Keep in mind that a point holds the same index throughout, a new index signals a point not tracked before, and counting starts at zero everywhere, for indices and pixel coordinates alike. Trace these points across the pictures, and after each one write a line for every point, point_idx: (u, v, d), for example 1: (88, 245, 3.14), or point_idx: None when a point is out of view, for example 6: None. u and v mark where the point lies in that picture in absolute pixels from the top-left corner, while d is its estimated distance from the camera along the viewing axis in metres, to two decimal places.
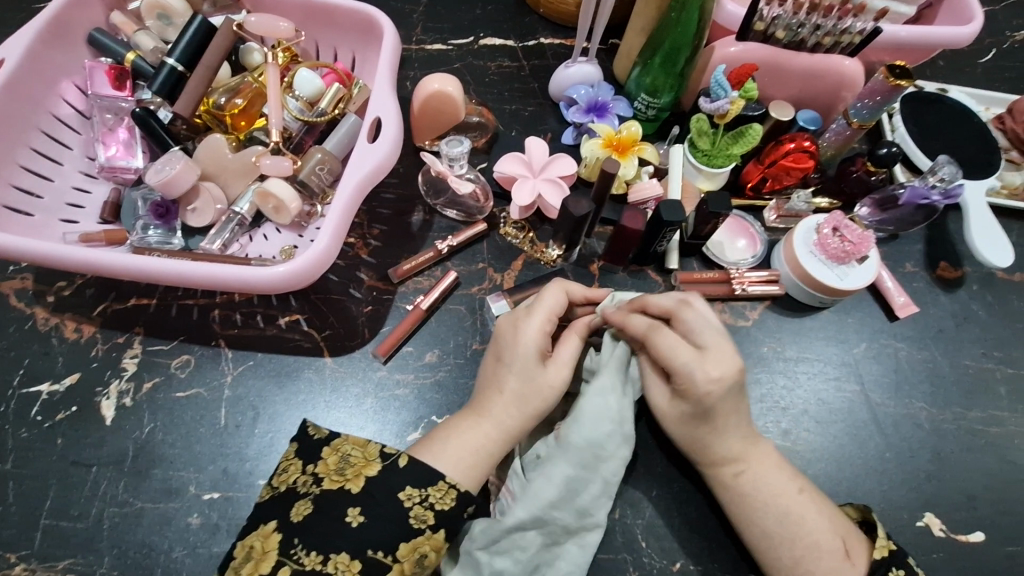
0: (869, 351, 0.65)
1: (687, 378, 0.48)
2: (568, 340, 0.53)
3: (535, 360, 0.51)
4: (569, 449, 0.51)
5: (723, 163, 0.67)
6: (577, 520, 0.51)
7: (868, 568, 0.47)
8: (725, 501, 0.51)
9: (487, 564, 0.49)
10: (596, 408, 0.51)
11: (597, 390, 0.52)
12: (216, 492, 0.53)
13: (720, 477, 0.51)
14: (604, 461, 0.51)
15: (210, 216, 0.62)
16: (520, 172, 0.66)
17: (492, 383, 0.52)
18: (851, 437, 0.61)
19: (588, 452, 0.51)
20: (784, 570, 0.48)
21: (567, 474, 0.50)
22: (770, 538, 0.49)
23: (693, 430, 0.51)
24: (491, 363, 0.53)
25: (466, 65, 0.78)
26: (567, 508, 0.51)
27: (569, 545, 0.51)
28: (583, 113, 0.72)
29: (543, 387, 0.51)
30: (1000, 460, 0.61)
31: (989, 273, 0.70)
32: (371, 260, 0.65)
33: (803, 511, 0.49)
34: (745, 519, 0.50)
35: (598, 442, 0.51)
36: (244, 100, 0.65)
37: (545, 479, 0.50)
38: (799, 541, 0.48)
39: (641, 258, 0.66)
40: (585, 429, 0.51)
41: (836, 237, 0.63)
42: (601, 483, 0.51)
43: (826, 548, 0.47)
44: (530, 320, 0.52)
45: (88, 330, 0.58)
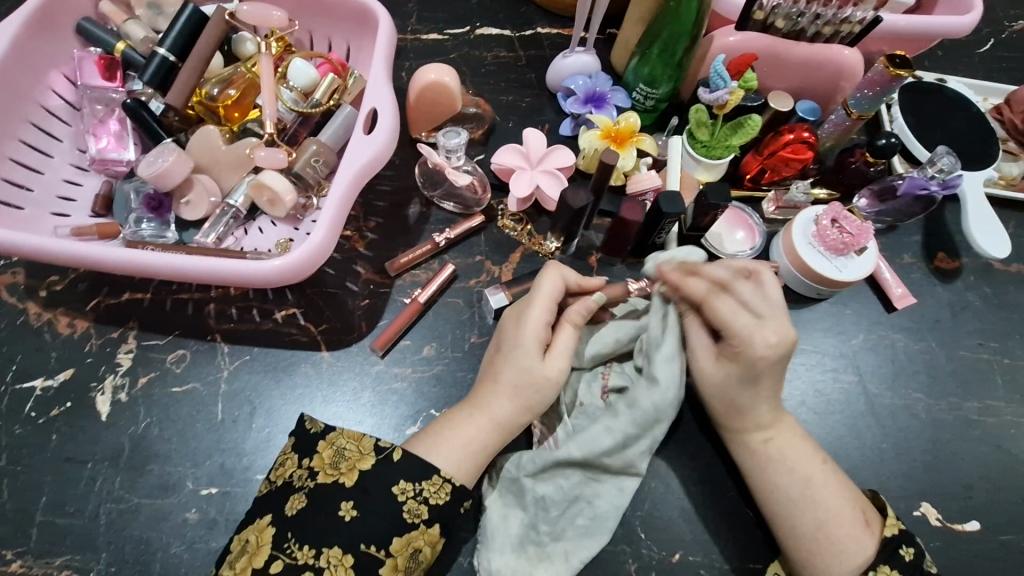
0: (866, 342, 0.65)
1: (743, 340, 0.50)
2: (561, 331, 0.53)
3: (533, 350, 0.51)
4: (636, 413, 0.51)
5: (722, 154, 0.67)
6: (588, 488, 0.52)
7: (879, 543, 0.47)
8: (750, 466, 0.52)
9: (530, 490, 0.51)
10: (670, 372, 0.51)
11: (664, 357, 0.52)
12: (214, 487, 0.52)
13: (749, 441, 0.52)
14: (659, 423, 0.52)
15: (205, 209, 0.61)
16: (517, 163, 0.66)
17: (491, 371, 0.53)
18: (849, 427, 0.61)
19: (653, 417, 0.51)
20: (805, 538, 0.48)
21: (600, 437, 0.51)
22: (794, 505, 0.49)
23: (741, 386, 0.51)
24: (494, 355, 0.54)
25: (462, 55, 0.78)
26: (617, 457, 0.52)
27: (608, 486, 0.53)
28: (581, 104, 0.71)
29: (540, 380, 0.50)
30: (996, 450, 0.61)
31: (987, 263, 0.70)
32: (368, 253, 0.64)
33: (817, 484, 0.49)
34: (768, 484, 0.50)
35: (661, 408, 0.51)
36: (236, 91, 0.64)
37: (605, 430, 0.52)
38: (818, 508, 0.48)
39: (640, 249, 0.66)
40: (654, 394, 0.51)
41: (835, 228, 0.63)
42: (650, 440, 0.52)
43: (845, 518, 0.48)
44: (530, 311, 0.52)
45: (81, 326, 0.57)
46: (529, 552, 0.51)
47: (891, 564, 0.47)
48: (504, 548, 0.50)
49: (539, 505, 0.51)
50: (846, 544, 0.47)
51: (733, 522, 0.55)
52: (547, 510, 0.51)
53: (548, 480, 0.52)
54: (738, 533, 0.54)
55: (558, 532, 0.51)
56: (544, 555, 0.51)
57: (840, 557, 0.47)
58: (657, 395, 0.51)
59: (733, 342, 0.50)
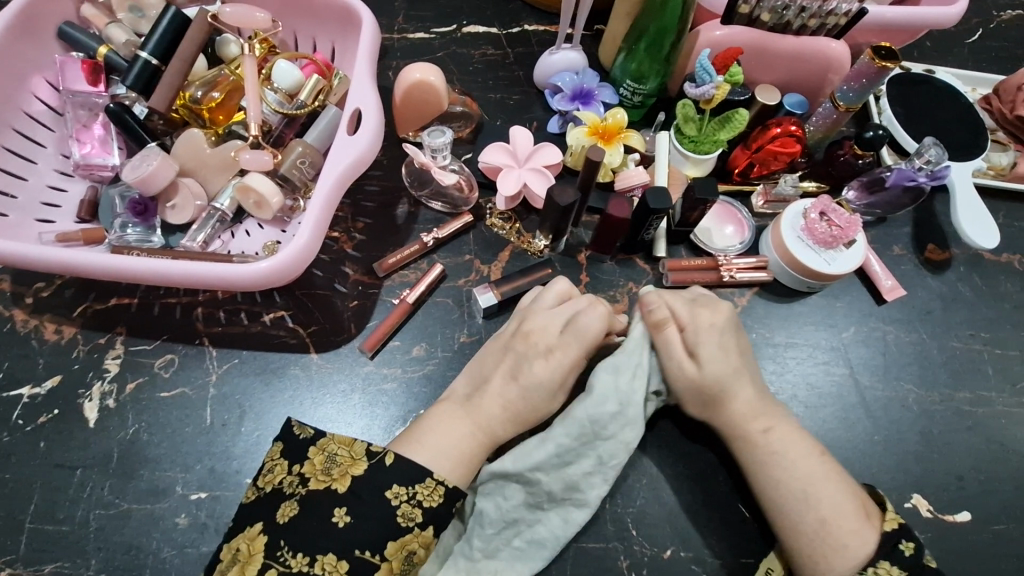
0: (857, 335, 0.65)
1: (685, 317, 0.54)
2: (580, 364, 0.54)
3: (550, 385, 0.52)
4: (570, 424, 0.50)
5: (710, 149, 0.67)
6: (529, 513, 0.52)
7: (878, 539, 0.47)
8: (754, 460, 0.51)
9: (472, 505, 0.52)
10: (608, 383, 0.51)
11: (609, 369, 0.51)
12: (203, 492, 0.52)
13: (750, 435, 0.52)
14: (600, 438, 0.51)
15: (191, 212, 0.61)
16: (505, 162, 0.66)
17: (496, 387, 0.52)
18: (841, 420, 0.61)
19: (591, 429, 0.50)
20: (807, 532, 0.48)
21: (534, 451, 0.51)
22: (793, 500, 0.49)
23: (718, 373, 0.52)
24: (503, 373, 0.53)
25: (450, 54, 0.77)
26: (555, 476, 0.51)
27: (551, 514, 0.52)
28: (568, 101, 0.71)
29: (539, 410, 0.52)
30: (987, 440, 0.61)
31: (977, 254, 0.70)
32: (356, 254, 0.64)
33: (813, 479, 0.49)
34: (772, 478, 0.50)
35: (599, 420, 0.50)
36: (220, 93, 0.63)
37: (538, 443, 0.51)
38: (819, 502, 0.48)
39: (629, 246, 0.66)
40: (590, 407, 0.50)
41: (824, 221, 0.64)
42: (593, 459, 0.51)
43: (847, 511, 0.47)
44: (568, 353, 0.52)
45: (69, 332, 0.57)
46: (460, 567, 0.50)
47: (892, 560, 0.46)
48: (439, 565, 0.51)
49: (477, 519, 0.51)
50: (849, 538, 0.46)
51: (723, 522, 0.55)
52: (484, 527, 0.51)
53: (489, 496, 0.52)
54: (729, 526, 0.54)
55: (492, 550, 0.51)
56: (474, 570, 0.50)
57: (838, 551, 0.46)
58: (594, 405, 0.50)
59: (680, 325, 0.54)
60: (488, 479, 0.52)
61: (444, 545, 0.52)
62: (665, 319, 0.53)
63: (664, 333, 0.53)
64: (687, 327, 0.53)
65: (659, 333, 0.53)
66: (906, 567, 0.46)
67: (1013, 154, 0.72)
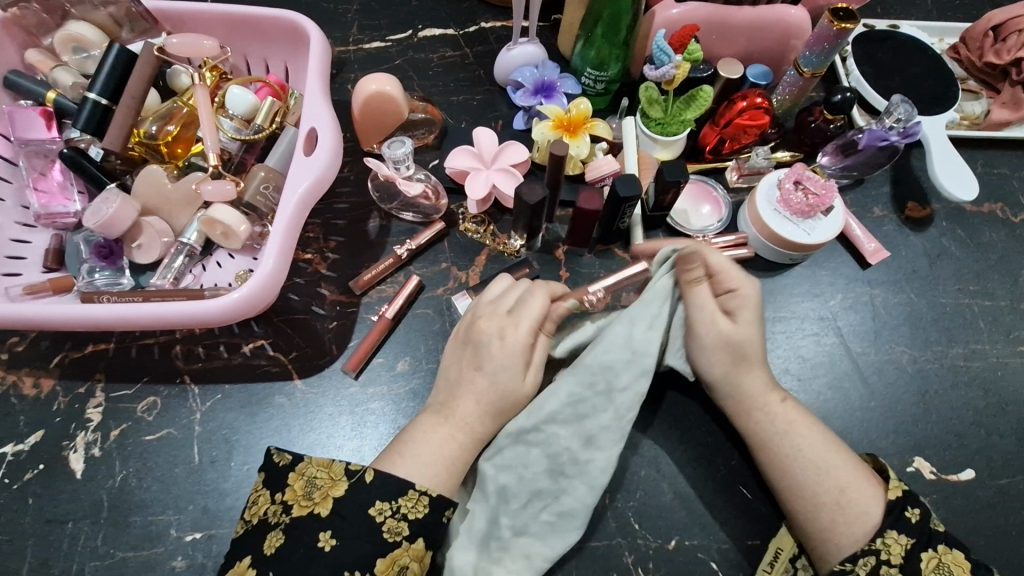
0: (845, 302, 0.64)
1: (736, 281, 0.51)
2: (539, 344, 0.52)
3: (515, 368, 0.50)
4: (580, 369, 0.51)
5: (678, 130, 0.66)
6: (552, 484, 0.50)
7: (884, 506, 0.45)
8: (767, 433, 0.49)
9: (492, 479, 0.50)
10: (619, 333, 0.51)
11: (623, 320, 0.51)
12: (198, 532, 0.51)
13: (770, 406, 0.50)
14: (613, 390, 0.50)
15: (158, 250, 0.60)
16: (471, 165, 0.65)
17: (464, 385, 0.51)
18: (835, 389, 0.60)
19: (602, 377, 0.50)
20: (827, 501, 0.45)
21: (547, 401, 0.51)
22: (807, 471, 0.47)
23: (752, 338, 0.51)
24: (465, 368, 0.52)
25: (408, 60, 0.76)
26: (573, 429, 0.50)
27: (577, 484, 0.50)
28: (531, 95, 0.70)
29: (514, 398, 0.50)
30: (985, 394, 0.60)
31: (958, 206, 0.69)
32: (331, 274, 0.63)
33: (825, 448, 0.47)
34: (791, 447, 0.48)
35: (613, 364, 0.50)
36: (176, 126, 0.62)
37: (551, 394, 0.51)
38: (835, 469, 0.46)
39: (606, 237, 0.65)
40: (601, 352, 0.51)
41: (798, 190, 0.63)
42: (612, 413, 0.50)
43: (860, 478, 0.46)
44: (518, 329, 0.50)
45: (48, 385, 0.56)
46: (490, 548, 0.49)
47: (897, 527, 0.44)
48: (465, 542, 0.49)
49: (501, 494, 0.50)
50: (866, 505, 0.45)
51: (726, 507, 0.53)
52: (508, 502, 0.50)
53: (509, 469, 0.50)
54: (733, 513, 0.53)
55: (522, 527, 0.50)
56: (506, 551, 0.49)
57: (851, 522, 0.45)
58: (603, 352, 0.51)
59: (721, 288, 0.51)
60: (507, 448, 0.50)
61: (466, 522, 0.50)
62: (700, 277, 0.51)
63: (696, 289, 0.51)
64: (739, 290, 0.51)
65: (692, 288, 0.51)
66: (913, 534, 0.44)
67: (985, 101, 0.71)
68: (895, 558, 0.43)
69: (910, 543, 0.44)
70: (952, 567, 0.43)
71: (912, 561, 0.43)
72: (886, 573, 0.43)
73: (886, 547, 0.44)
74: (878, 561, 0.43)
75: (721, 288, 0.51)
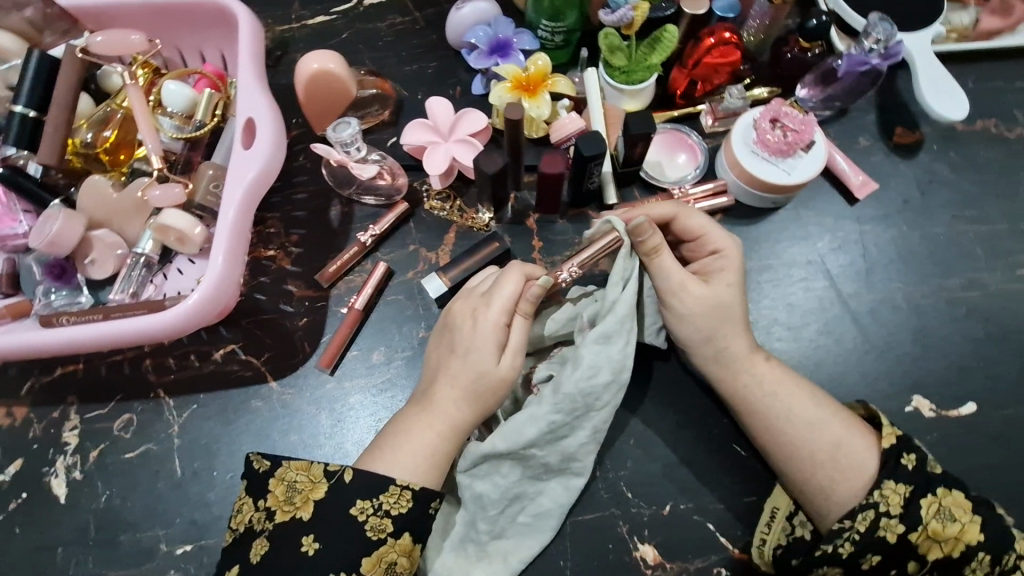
0: (834, 242, 0.61)
1: (718, 241, 0.49)
2: (515, 325, 0.49)
3: (489, 350, 0.48)
4: (560, 399, 0.46)
5: (644, 77, 0.62)
6: (530, 487, 0.50)
7: (880, 456, 0.43)
8: (755, 398, 0.47)
9: (468, 488, 0.49)
10: (598, 354, 0.46)
11: (599, 338, 0.47)
12: (188, 544, 0.52)
13: (755, 368, 0.48)
14: (594, 410, 0.48)
15: (113, 264, 0.58)
16: (428, 139, 0.61)
17: (443, 371, 0.49)
18: (827, 335, 0.58)
19: (583, 403, 0.47)
20: (822, 461, 0.44)
21: (527, 425, 0.47)
22: (797, 429, 0.45)
23: (731, 299, 0.48)
24: (443, 352, 0.50)
25: (355, 33, 0.71)
26: (552, 450, 0.48)
27: (552, 484, 0.51)
28: (487, 56, 0.65)
29: (493, 382, 0.48)
30: (984, 324, 0.58)
31: (949, 127, 0.65)
32: (296, 269, 0.61)
33: (816, 406, 0.46)
34: (780, 410, 0.46)
35: (593, 391, 0.47)
36: (113, 130, 0.59)
37: (529, 420, 0.47)
38: (825, 426, 0.45)
39: (579, 200, 0.62)
40: (581, 379, 0.46)
41: (776, 128, 0.59)
42: (590, 431, 0.48)
43: (851, 431, 0.45)
44: (489, 311, 0.48)
45: (21, 412, 0.55)
46: (469, 552, 0.50)
47: (895, 477, 0.43)
48: (443, 546, 0.50)
49: (478, 502, 0.49)
50: (860, 458, 0.44)
51: (719, 465, 0.53)
52: (485, 509, 0.49)
53: (485, 478, 0.49)
54: (726, 474, 0.52)
55: (499, 531, 0.50)
56: (483, 554, 0.50)
57: (849, 475, 0.43)
58: (585, 377, 0.46)
59: (704, 250, 0.50)
60: (481, 462, 0.49)
61: (447, 525, 0.51)
62: (658, 246, 0.47)
63: (660, 257, 0.47)
64: (723, 252, 0.49)
65: (654, 259, 0.48)
66: (913, 482, 0.42)
67: (974, 10, 0.65)
68: (895, 509, 0.42)
69: (909, 492, 0.42)
70: (954, 509, 0.42)
71: (912, 510, 0.42)
72: (886, 525, 0.42)
73: (885, 499, 0.42)
74: (877, 514, 0.42)
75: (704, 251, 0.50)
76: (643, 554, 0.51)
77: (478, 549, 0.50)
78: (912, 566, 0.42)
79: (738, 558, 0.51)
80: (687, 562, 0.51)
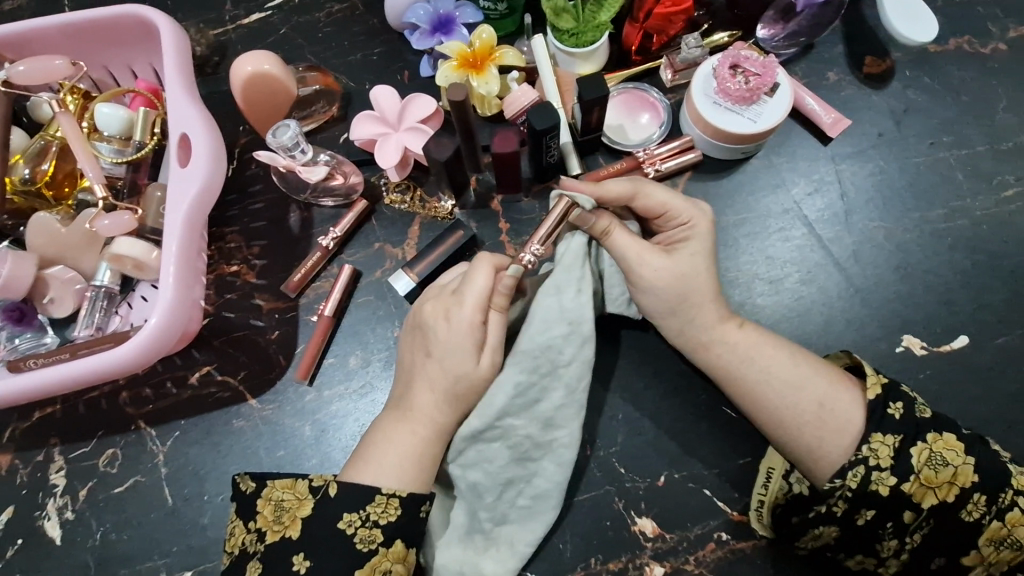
0: (809, 187, 0.59)
1: (689, 213, 0.47)
2: (491, 321, 0.46)
3: (468, 351, 0.45)
4: (520, 358, 0.47)
5: (595, 37, 0.58)
6: (521, 469, 0.49)
7: (866, 408, 0.43)
8: (733, 367, 0.46)
9: (461, 478, 0.49)
10: (551, 306, 0.47)
11: (550, 290, 0.47)
12: (189, 570, 0.52)
13: (726, 335, 0.46)
14: (560, 366, 0.47)
15: (73, 300, 0.57)
16: (378, 131, 0.59)
17: (419, 374, 0.47)
18: (809, 284, 0.56)
19: (546, 358, 0.47)
20: (807, 422, 0.43)
21: (495, 397, 0.47)
22: (778, 391, 0.44)
23: (698, 266, 0.46)
24: (417, 354, 0.48)
25: (293, 26, 0.67)
26: (528, 418, 0.48)
27: (545, 463, 0.49)
28: (429, 36, 0.62)
29: (473, 382, 0.46)
30: (970, 253, 0.56)
31: (922, 50, 0.62)
32: (262, 282, 0.59)
33: (796, 365, 0.45)
34: (757, 375, 0.45)
35: (553, 343, 0.47)
36: (51, 163, 0.56)
37: (497, 389, 0.47)
38: (807, 385, 0.44)
39: (540, 175, 0.60)
40: (537, 333, 0.47)
41: (737, 74, 0.56)
42: (563, 389, 0.48)
43: (835, 386, 0.44)
44: (463, 311, 0.45)
45: (5, 460, 0.55)
46: (477, 542, 0.50)
47: (883, 429, 0.42)
48: (450, 540, 0.50)
49: (474, 490, 0.49)
50: (846, 414, 0.43)
51: (711, 428, 0.52)
52: (482, 497, 0.49)
53: (475, 465, 0.49)
54: (716, 435, 0.52)
55: (501, 516, 0.50)
56: (491, 541, 0.50)
57: (836, 433, 0.42)
58: (541, 332, 0.47)
59: (675, 223, 0.48)
60: (465, 447, 0.48)
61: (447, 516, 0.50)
62: (609, 226, 0.46)
63: (612, 237, 0.46)
64: (693, 223, 0.47)
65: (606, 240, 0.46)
66: (901, 431, 0.42)
67: None
68: (885, 461, 0.41)
69: (898, 442, 0.41)
70: (946, 453, 0.41)
71: (903, 459, 0.41)
72: (878, 478, 0.41)
73: (874, 452, 0.41)
74: (868, 469, 0.41)
75: (672, 224, 0.48)
76: (642, 527, 0.51)
77: (486, 537, 0.50)
78: (910, 515, 0.41)
79: (737, 520, 0.51)
80: (687, 530, 0.51)
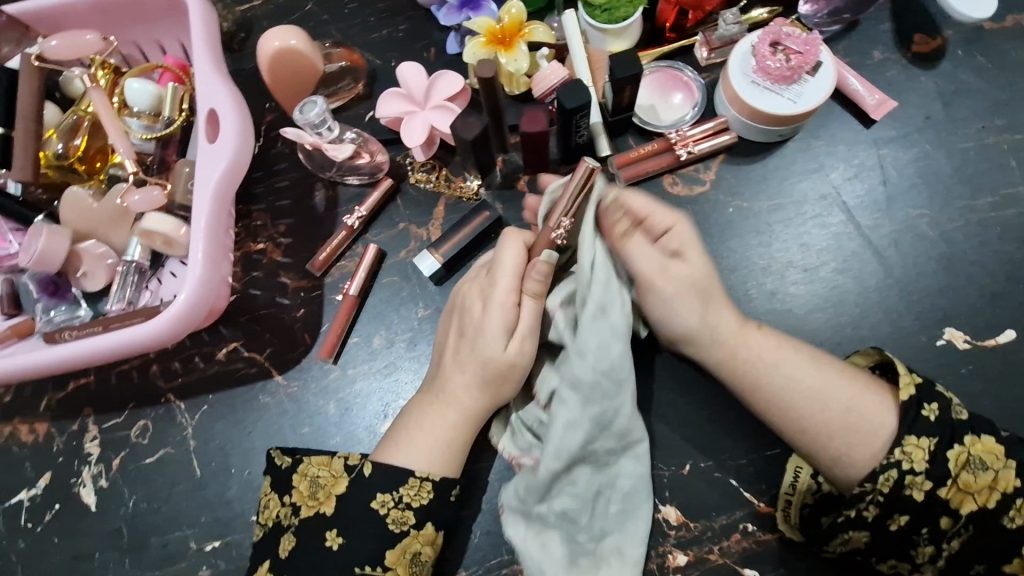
0: (848, 172, 0.57)
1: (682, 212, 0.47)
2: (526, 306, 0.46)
3: (498, 334, 0.45)
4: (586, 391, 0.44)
5: (628, 13, 0.57)
6: (603, 477, 0.48)
7: (897, 410, 0.41)
8: (751, 378, 0.44)
9: (551, 509, 0.47)
10: (603, 332, 0.44)
11: (596, 314, 0.44)
12: (215, 541, 0.54)
13: (748, 344, 0.45)
14: (624, 383, 0.45)
15: (105, 274, 0.57)
16: (404, 109, 0.58)
17: (450, 357, 0.48)
18: (844, 275, 0.54)
19: (609, 382, 0.44)
20: (838, 426, 0.41)
21: (567, 435, 0.45)
22: (805, 395, 0.43)
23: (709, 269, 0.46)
24: (452, 335, 0.48)
25: (319, 3, 0.66)
26: (607, 435, 0.46)
27: (625, 461, 0.48)
28: (457, 11, 0.61)
29: (502, 367, 0.46)
30: (1019, 244, 0.54)
31: (975, 27, 0.58)
32: (287, 260, 0.59)
33: (821, 368, 0.44)
34: (780, 382, 0.43)
35: (616, 364, 0.44)
36: (82, 138, 0.57)
37: (568, 427, 0.45)
38: (838, 380, 0.43)
39: (568, 155, 0.58)
40: (596, 362, 0.44)
41: (778, 52, 0.54)
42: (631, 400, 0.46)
43: (864, 387, 0.43)
44: (496, 283, 0.46)
45: (42, 428, 0.57)
46: (583, 565, 0.47)
47: (915, 431, 0.40)
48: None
49: (567, 517, 0.47)
50: (877, 417, 0.41)
51: (741, 415, 0.51)
52: (577, 521, 0.47)
53: (559, 492, 0.47)
54: (743, 426, 0.51)
55: (599, 532, 0.48)
56: (597, 560, 0.47)
57: (865, 436, 0.41)
58: (602, 355, 0.44)
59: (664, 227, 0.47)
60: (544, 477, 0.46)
61: (546, 557, 0.46)
62: (627, 229, 0.46)
63: (629, 242, 0.45)
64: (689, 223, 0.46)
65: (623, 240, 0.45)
66: (933, 433, 0.40)
67: None
68: (920, 465, 0.40)
69: (933, 444, 0.40)
70: (983, 456, 0.40)
71: (939, 463, 0.40)
72: (912, 482, 0.40)
73: (908, 455, 0.40)
74: (901, 472, 0.40)
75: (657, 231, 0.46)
76: (665, 515, 0.51)
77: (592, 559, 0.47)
78: (946, 521, 0.40)
79: (762, 511, 0.50)
80: (711, 520, 0.50)
